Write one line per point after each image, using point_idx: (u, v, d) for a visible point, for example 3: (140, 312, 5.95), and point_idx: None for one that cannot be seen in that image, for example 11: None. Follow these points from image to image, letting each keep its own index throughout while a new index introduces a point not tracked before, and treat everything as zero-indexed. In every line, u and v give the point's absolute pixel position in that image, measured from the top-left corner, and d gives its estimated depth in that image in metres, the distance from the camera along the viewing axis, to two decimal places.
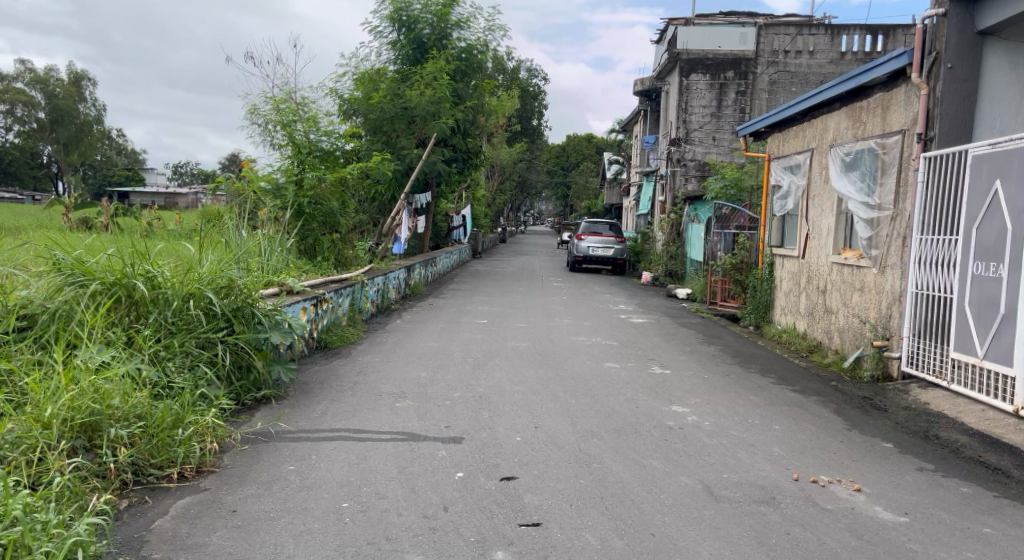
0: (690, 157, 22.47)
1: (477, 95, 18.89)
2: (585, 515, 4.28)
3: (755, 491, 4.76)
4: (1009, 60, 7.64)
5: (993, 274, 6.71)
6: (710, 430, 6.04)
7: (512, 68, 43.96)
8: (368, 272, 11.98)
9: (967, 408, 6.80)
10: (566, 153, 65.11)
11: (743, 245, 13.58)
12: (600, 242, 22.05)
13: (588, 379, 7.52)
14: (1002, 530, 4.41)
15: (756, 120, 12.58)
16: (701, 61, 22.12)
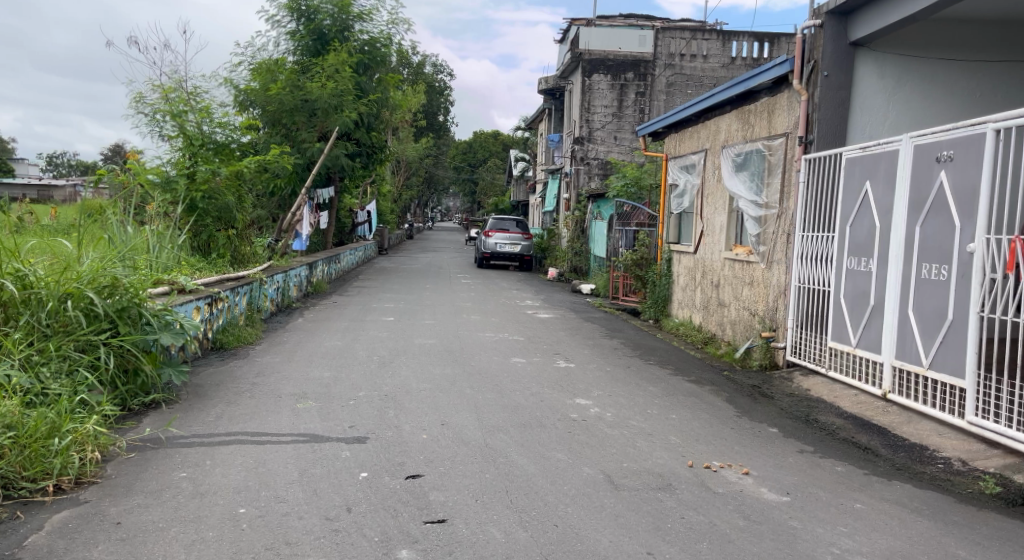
0: (593, 156, 23.08)
1: (381, 89, 18.77)
2: (490, 509, 4.42)
3: (653, 479, 5.02)
4: (878, 69, 8.19)
5: (864, 268, 7.27)
6: (611, 421, 6.30)
7: (417, 63, 43.78)
8: (268, 270, 11.74)
9: (842, 393, 7.33)
10: (472, 149, 65.23)
11: (643, 242, 14.05)
12: (506, 238, 22.29)
13: (494, 375, 7.68)
14: (871, 505, 4.82)
15: (655, 120, 13.01)
16: (603, 61, 22.68)
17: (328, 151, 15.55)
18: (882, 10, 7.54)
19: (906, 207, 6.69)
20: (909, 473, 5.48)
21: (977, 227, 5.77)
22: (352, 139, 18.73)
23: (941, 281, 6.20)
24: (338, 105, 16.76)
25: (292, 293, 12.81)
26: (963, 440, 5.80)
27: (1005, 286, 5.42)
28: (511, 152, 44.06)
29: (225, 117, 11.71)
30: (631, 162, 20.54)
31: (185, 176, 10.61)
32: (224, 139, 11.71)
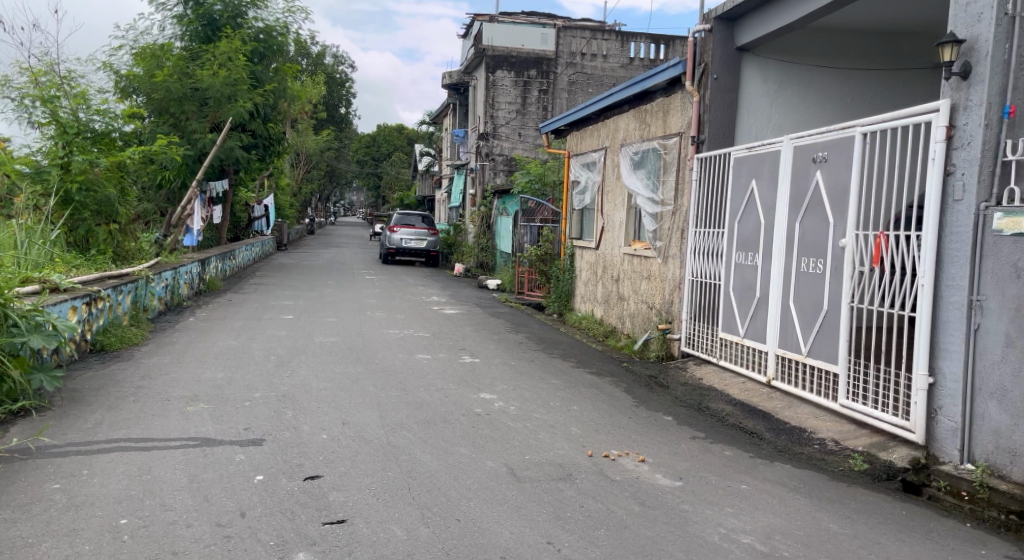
0: (497, 153, 23.31)
1: (277, 79, 18.39)
2: (391, 507, 4.44)
3: (554, 470, 5.17)
4: (761, 74, 8.65)
5: (751, 262, 7.67)
6: (514, 415, 6.43)
7: (316, 53, 42.81)
8: (155, 267, 11.32)
9: (732, 381, 7.72)
10: (377, 143, 64.36)
11: (547, 238, 14.27)
12: (411, 234, 22.19)
13: (398, 372, 7.69)
14: (755, 486, 5.11)
15: (557, 118, 13.26)
16: (507, 58, 22.90)
17: (220, 143, 14.89)
18: (765, 18, 7.96)
19: (786, 204, 7.10)
20: (789, 454, 5.84)
21: (847, 222, 6.18)
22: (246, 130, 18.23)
23: (817, 273, 6.61)
24: (233, 94, 16.36)
25: (183, 291, 12.39)
26: (837, 421, 6.20)
27: (872, 277, 5.84)
28: (416, 146, 43.76)
29: (103, 104, 11.16)
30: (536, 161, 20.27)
31: (58, 166, 10.10)
32: (103, 128, 11.15)
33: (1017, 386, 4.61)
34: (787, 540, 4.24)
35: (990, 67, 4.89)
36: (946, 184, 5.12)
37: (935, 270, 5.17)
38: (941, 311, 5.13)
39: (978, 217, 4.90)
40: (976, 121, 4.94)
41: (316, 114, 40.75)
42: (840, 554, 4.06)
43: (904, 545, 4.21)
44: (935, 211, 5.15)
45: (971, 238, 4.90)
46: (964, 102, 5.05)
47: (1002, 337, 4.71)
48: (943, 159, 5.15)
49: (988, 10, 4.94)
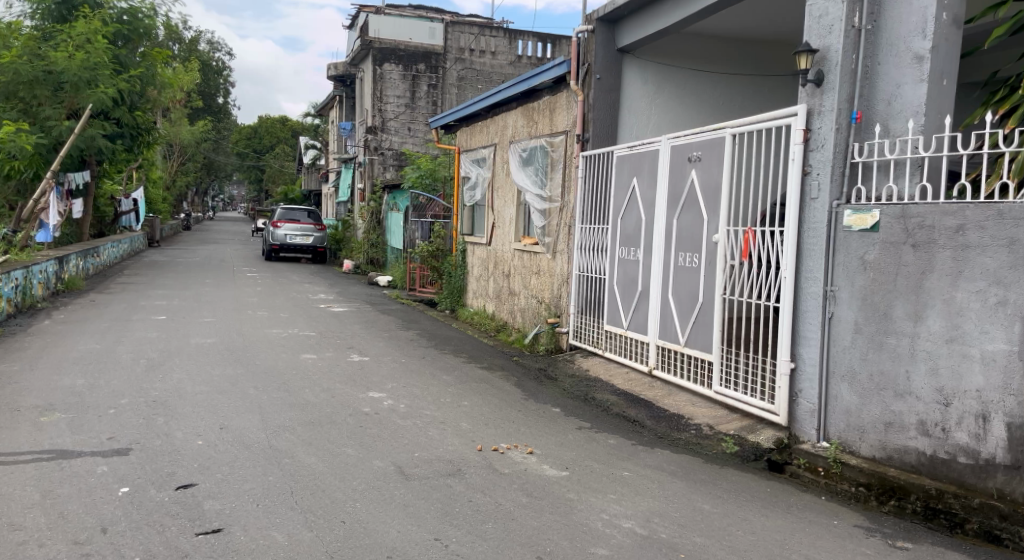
0: (387, 146, 23.02)
1: (145, 64, 17.46)
2: (272, 513, 4.39)
3: (443, 466, 5.22)
4: (641, 75, 8.96)
5: (633, 257, 7.96)
6: (403, 412, 6.45)
7: (189, 39, 40.92)
8: (3, 266, 10.58)
9: (616, 371, 8.01)
10: (258, 134, 62.25)
11: (438, 234, 14.23)
12: (295, 229, 21.62)
13: (282, 373, 7.54)
14: (637, 472, 5.33)
15: (446, 114, 13.25)
16: (394, 51, 22.55)
17: (79, 132, 13.45)
18: (644, 22, 8.27)
19: (665, 202, 7.39)
20: (668, 441, 6.12)
21: (719, 219, 6.50)
22: (110, 118, 17.12)
23: (692, 267, 6.92)
24: (93, 80, 15.49)
25: (37, 291, 11.63)
26: (711, 407, 6.53)
27: (741, 270, 6.20)
28: (301, 139, 42.64)
29: None
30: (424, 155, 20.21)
31: None
32: None
33: (864, 368, 5.03)
34: (665, 521, 4.44)
35: (840, 75, 5.28)
36: (804, 184, 5.49)
37: (795, 263, 5.54)
38: (801, 301, 5.50)
39: (831, 214, 5.29)
40: (829, 125, 5.32)
41: (191, 103, 39.02)
42: (713, 532, 4.30)
43: (769, 520, 4.51)
44: (795, 209, 5.52)
45: (825, 233, 5.29)
46: (818, 107, 5.42)
47: (852, 324, 5.12)
48: (801, 160, 5.50)
49: (837, 22, 5.33)
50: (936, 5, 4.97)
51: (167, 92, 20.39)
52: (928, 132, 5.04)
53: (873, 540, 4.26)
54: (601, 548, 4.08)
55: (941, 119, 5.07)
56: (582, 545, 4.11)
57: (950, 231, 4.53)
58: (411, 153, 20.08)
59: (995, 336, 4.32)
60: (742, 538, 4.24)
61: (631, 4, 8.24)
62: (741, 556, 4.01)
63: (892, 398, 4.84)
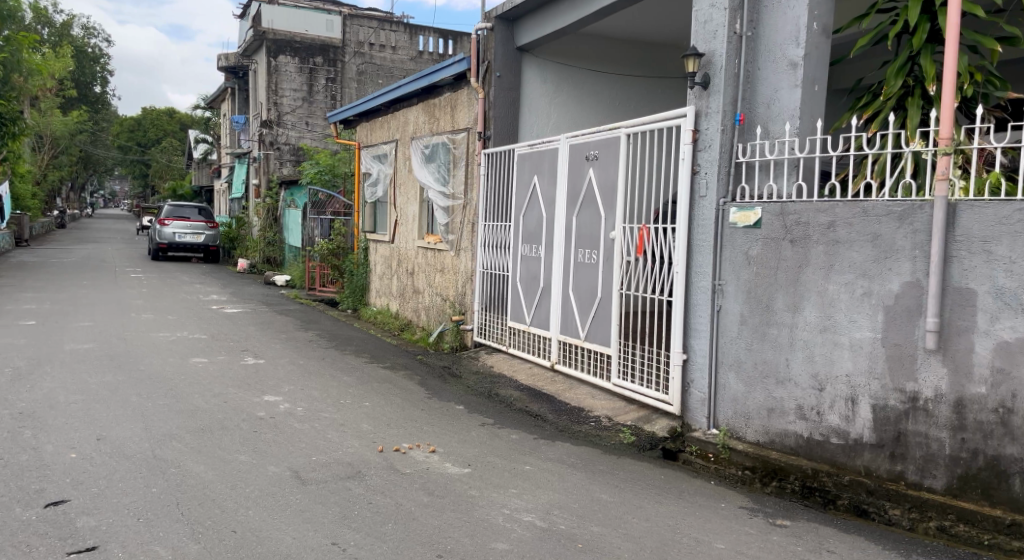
0: (283, 141, 22.17)
1: (10, 50, 16.42)
2: (156, 526, 4.25)
3: (342, 469, 5.18)
4: (540, 74, 9.10)
5: (535, 254, 8.07)
6: (301, 416, 6.35)
7: (60, 24, 38.63)
8: None
9: (520, 366, 8.12)
10: (142, 127, 59.47)
11: (340, 231, 13.95)
12: (185, 226, 20.75)
13: (168, 379, 7.28)
14: (537, 465, 5.44)
15: (345, 108, 13.03)
16: (289, 43, 21.94)
17: None
18: (542, 21, 8.41)
19: (564, 199, 7.53)
20: (568, 433, 6.26)
21: (615, 216, 6.67)
22: None
23: (591, 263, 7.08)
24: None
25: None
26: (611, 399, 6.70)
27: (637, 266, 6.40)
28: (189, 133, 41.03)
29: None
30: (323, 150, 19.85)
31: None
32: None
33: (749, 358, 5.31)
34: (564, 513, 4.55)
35: (724, 79, 5.52)
36: (693, 183, 5.72)
37: (686, 259, 5.76)
38: (693, 295, 5.73)
39: (718, 212, 5.52)
40: (715, 126, 5.56)
41: (63, 92, 36.76)
42: (610, 521, 4.45)
43: (662, 506, 4.69)
44: (686, 206, 5.73)
45: (713, 229, 5.52)
46: (706, 109, 5.65)
47: (738, 316, 5.39)
48: (691, 159, 5.71)
49: (721, 28, 5.57)
50: (809, 15, 5.28)
51: (33, 80, 19.21)
52: (803, 133, 5.36)
53: (756, 520, 4.50)
54: (501, 542, 4.15)
55: (815, 122, 5.40)
56: (482, 541, 4.16)
57: (823, 227, 4.83)
58: (310, 148, 19.68)
59: (862, 325, 4.64)
60: (637, 525, 4.40)
61: (528, 4, 8.36)
62: (636, 543, 4.16)
63: (774, 385, 5.13)
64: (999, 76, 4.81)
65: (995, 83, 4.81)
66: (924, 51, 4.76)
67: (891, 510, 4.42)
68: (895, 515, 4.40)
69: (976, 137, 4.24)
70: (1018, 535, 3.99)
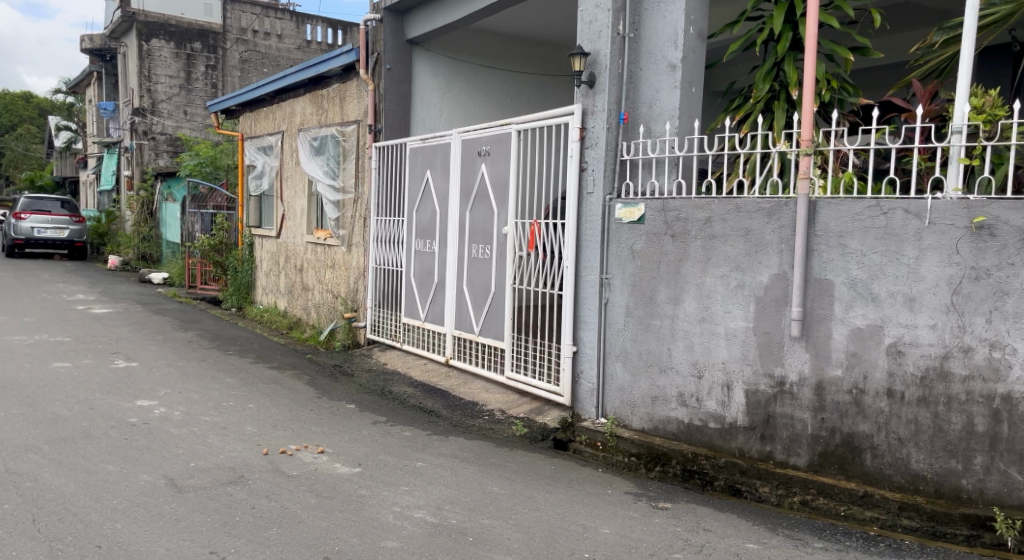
0: (159, 131, 20.57)
1: None
2: (9, 545, 4.02)
3: (223, 474, 5.04)
4: (431, 68, 9.07)
5: (428, 249, 8.06)
6: (177, 420, 6.12)
7: None
8: None
9: (414, 363, 8.11)
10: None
11: (222, 226, 13.47)
12: (45, 221, 19.38)
13: (25, 386, 6.84)
14: (429, 461, 5.47)
15: (226, 97, 12.57)
16: (163, 26, 20.35)
17: None
18: (432, 16, 8.40)
19: (457, 193, 7.56)
20: (462, 428, 6.31)
21: (507, 211, 6.75)
22: None
23: (484, 258, 7.14)
24: None
25: None
26: (504, 392, 6.79)
27: (529, 261, 6.51)
28: (51, 120, 38.40)
29: None
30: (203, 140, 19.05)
31: None
32: None
33: (635, 348, 5.51)
34: (454, 507, 4.60)
35: (608, 78, 5.69)
36: (581, 179, 5.87)
37: (575, 253, 5.90)
38: (582, 288, 5.88)
39: (604, 207, 5.69)
40: (601, 124, 5.72)
41: None
42: (500, 513, 4.53)
43: (551, 495, 4.82)
44: (574, 202, 5.86)
45: (600, 224, 5.69)
46: (592, 107, 5.80)
47: (624, 308, 5.59)
48: (578, 156, 5.85)
49: (605, 28, 5.73)
50: (685, 19, 5.52)
51: None
52: (682, 133, 5.60)
53: (639, 504, 4.69)
54: (391, 540, 4.15)
55: (693, 122, 5.65)
56: (371, 540, 4.16)
57: (700, 222, 5.08)
58: (188, 138, 18.82)
59: (736, 315, 4.90)
60: (526, 515, 4.50)
61: None
62: (524, 533, 4.26)
63: (657, 374, 5.36)
64: (852, 84, 5.19)
65: (849, 90, 5.19)
66: (788, 58, 5.09)
67: (760, 488, 4.70)
68: (764, 492, 4.69)
69: (833, 139, 4.56)
70: (870, 505, 4.34)
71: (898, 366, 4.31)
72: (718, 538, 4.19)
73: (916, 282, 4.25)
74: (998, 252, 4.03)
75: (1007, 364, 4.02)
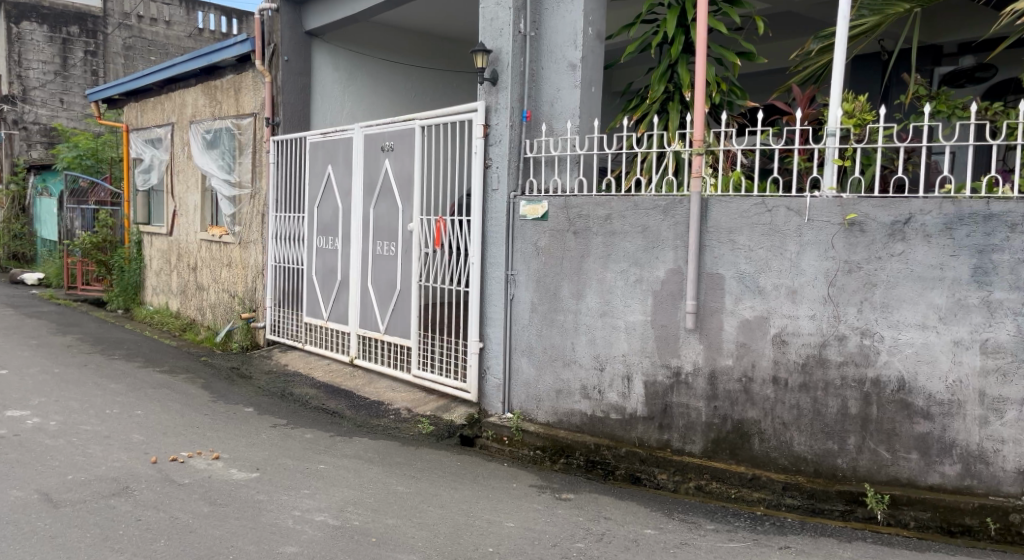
0: (31, 120, 17.97)
1: None
2: None
3: (107, 485, 4.83)
4: (331, 61, 8.92)
5: (331, 246, 7.93)
6: (54, 431, 5.82)
7: None
8: None
9: (316, 363, 7.98)
10: None
11: (105, 222, 12.65)
12: None
13: None
14: (332, 463, 5.40)
15: (108, 86, 11.96)
16: (35, 8, 17.55)
17: None
18: (331, 8, 8.26)
19: (360, 189, 7.46)
20: (366, 429, 6.26)
21: (412, 207, 6.71)
22: None
23: (390, 256, 7.08)
24: None
25: None
26: (410, 390, 6.77)
27: (435, 258, 6.49)
28: None
29: None
30: (84, 131, 17.92)
31: None
32: None
33: (539, 343, 5.60)
34: (357, 509, 4.57)
35: (511, 76, 5.74)
36: (485, 176, 5.90)
37: (481, 249, 5.93)
38: (487, 285, 5.92)
39: (509, 205, 5.75)
40: (504, 122, 5.77)
41: None
42: (404, 512, 4.52)
43: (456, 492, 4.85)
44: (479, 200, 5.89)
45: (504, 221, 5.74)
46: (494, 105, 5.84)
47: (529, 304, 5.67)
48: (483, 153, 5.88)
49: (506, 26, 5.78)
50: (584, 19, 5.63)
51: None
52: (582, 132, 5.72)
53: (543, 496, 4.78)
54: (290, 546, 4.08)
55: (592, 121, 5.78)
56: (269, 547, 4.07)
57: (600, 219, 5.20)
58: (64, 128, 17.72)
59: (635, 309, 5.06)
60: (430, 513, 4.51)
61: None
62: (429, 531, 4.27)
63: (561, 367, 5.46)
64: (740, 87, 5.44)
65: (737, 93, 5.43)
66: (681, 60, 5.28)
67: (659, 475, 4.89)
68: (662, 479, 4.87)
69: (723, 139, 4.77)
70: (758, 487, 4.57)
71: (782, 354, 4.55)
72: (617, 526, 4.32)
73: (797, 276, 4.49)
74: (868, 247, 4.31)
75: (876, 351, 4.31)
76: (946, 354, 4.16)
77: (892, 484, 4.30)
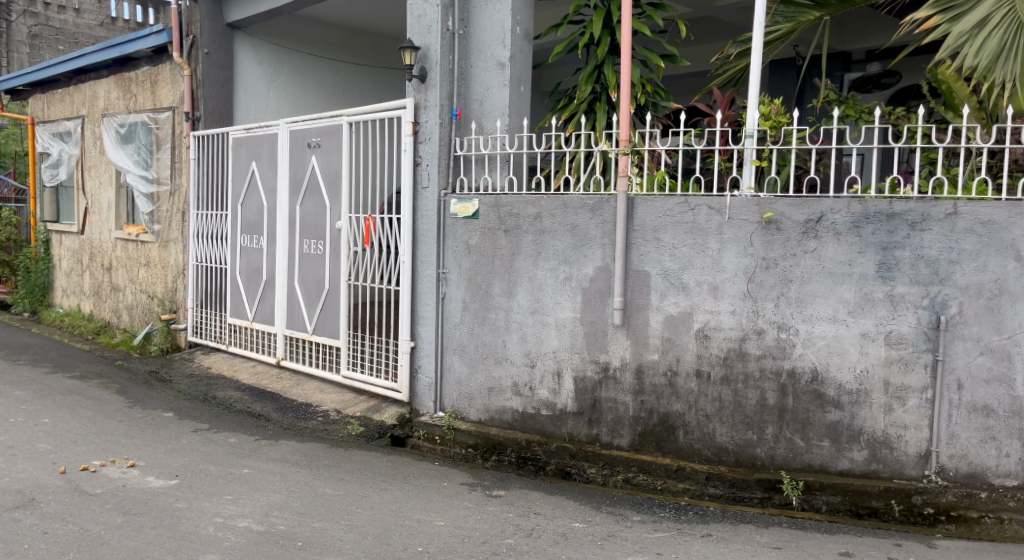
0: None
1: None
2: None
3: (11, 498, 4.61)
4: (254, 54, 8.71)
5: (256, 245, 7.75)
6: None
7: None
8: None
9: (241, 365, 7.78)
10: None
11: (9, 221, 12.10)
12: None
13: None
14: (256, 468, 5.29)
15: (12, 76, 11.34)
16: None
17: None
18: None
19: (286, 185, 7.31)
20: (294, 431, 6.15)
21: (340, 205, 6.62)
22: None
23: (317, 254, 6.97)
24: None
25: None
26: (340, 392, 6.68)
27: (364, 257, 6.42)
28: None
29: None
30: None
31: None
32: None
33: (471, 341, 5.61)
34: (283, 513, 4.49)
35: (440, 74, 5.73)
36: (415, 174, 5.87)
37: (412, 248, 5.90)
38: (418, 284, 5.89)
39: (439, 203, 5.73)
40: (433, 119, 5.76)
41: None
42: (331, 514, 4.47)
43: (385, 492, 4.82)
44: (409, 198, 5.86)
45: (435, 220, 5.72)
46: (424, 102, 5.82)
47: (460, 302, 5.67)
48: (412, 151, 5.86)
49: (434, 23, 5.77)
50: (512, 19, 5.66)
51: None
52: (512, 131, 5.75)
53: (473, 494, 4.80)
54: (211, 553, 3.97)
55: (521, 120, 5.82)
56: (189, 554, 3.96)
57: (530, 218, 5.25)
58: None
59: (565, 306, 5.13)
60: (358, 515, 4.47)
61: None
62: (357, 532, 4.24)
63: (492, 365, 5.50)
64: (664, 89, 5.57)
65: (662, 94, 5.56)
66: (607, 61, 5.38)
67: (588, 469, 4.96)
68: (591, 473, 4.94)
69: (648, 140, 4.88)
70: (683, 478, 4.70)
71: (705, 349, 4.69)
72: (547, 520, 4.38)
73: (718, 272, 4.64)
74: (784, 244, 4.49)
75: (792, 344, 4.49)
76: (854, 346, 4.38)
77: (806, 471, 4.50)
